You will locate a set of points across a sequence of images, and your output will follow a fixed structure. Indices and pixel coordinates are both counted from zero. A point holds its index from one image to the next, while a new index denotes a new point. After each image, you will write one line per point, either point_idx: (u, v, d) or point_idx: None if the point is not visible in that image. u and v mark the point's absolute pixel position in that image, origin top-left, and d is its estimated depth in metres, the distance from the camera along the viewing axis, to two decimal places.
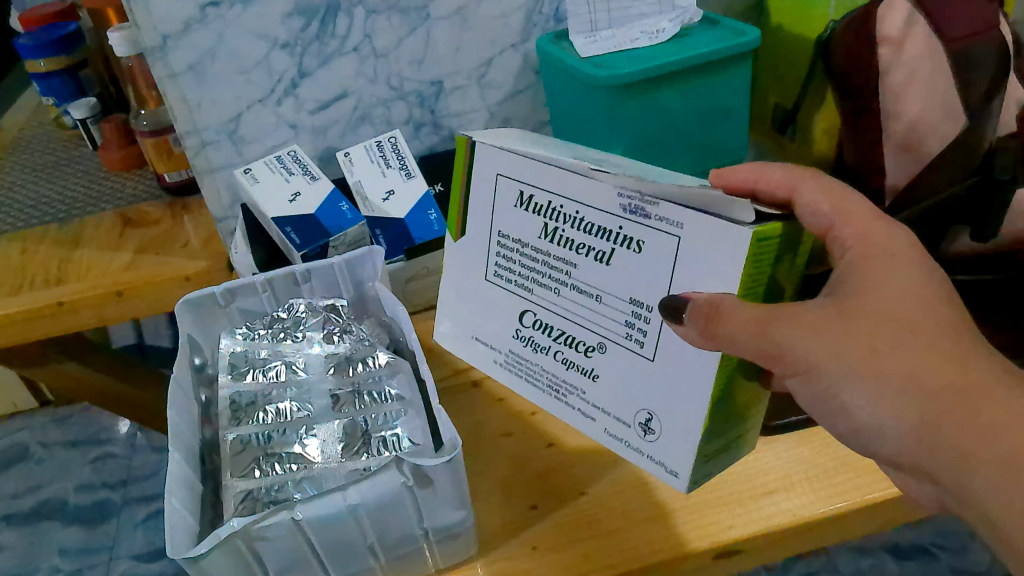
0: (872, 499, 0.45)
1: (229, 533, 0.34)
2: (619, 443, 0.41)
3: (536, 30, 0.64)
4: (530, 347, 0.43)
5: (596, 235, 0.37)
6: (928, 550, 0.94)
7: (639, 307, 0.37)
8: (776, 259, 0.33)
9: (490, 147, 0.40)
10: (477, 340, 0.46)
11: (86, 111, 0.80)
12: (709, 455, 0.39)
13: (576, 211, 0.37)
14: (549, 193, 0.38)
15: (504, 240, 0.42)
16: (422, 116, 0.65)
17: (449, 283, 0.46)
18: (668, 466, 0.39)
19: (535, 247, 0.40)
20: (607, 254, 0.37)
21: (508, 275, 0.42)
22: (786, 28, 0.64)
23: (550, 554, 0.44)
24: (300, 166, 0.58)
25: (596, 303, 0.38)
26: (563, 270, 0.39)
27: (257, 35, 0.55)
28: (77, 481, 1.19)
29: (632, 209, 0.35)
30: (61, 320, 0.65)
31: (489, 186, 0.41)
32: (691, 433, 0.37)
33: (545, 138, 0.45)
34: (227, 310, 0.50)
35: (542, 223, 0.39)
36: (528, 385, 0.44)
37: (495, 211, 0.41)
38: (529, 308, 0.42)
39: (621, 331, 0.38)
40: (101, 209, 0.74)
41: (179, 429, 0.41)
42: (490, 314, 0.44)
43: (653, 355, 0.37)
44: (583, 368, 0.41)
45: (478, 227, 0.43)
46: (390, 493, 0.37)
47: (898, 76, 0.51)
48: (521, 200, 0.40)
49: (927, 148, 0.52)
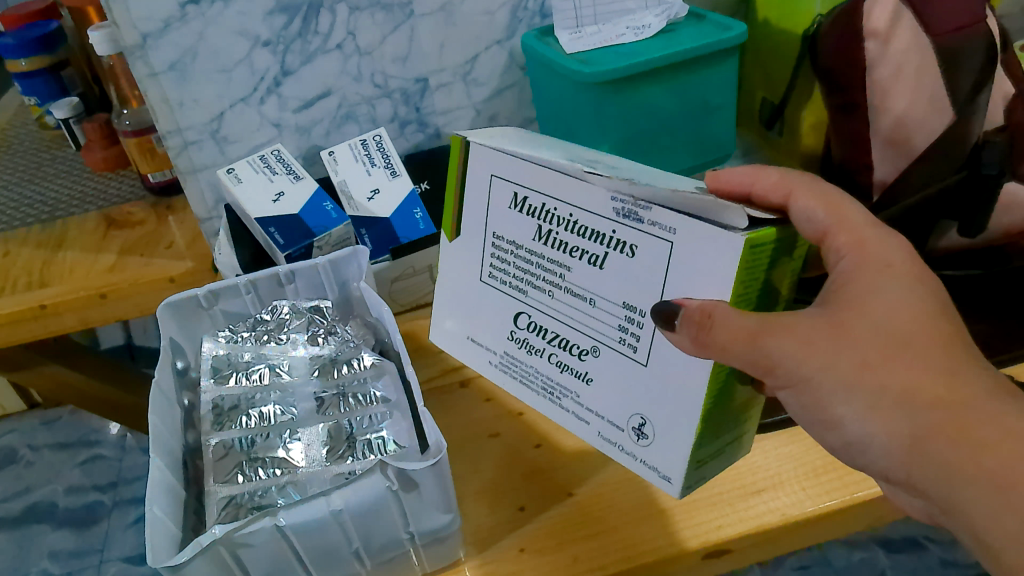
0: (861, 497, 0.45)
1: (211, 541, 0.34)
2: (612, 446, 0.40)
3: (522, 26, 0.63)
4: (524, 349, 0.42)
5: (590, 239, 0.36)
6: (918, 542, 0.94)
7: (632, 312, 0.36)
8: (769, 265, 0.33)
9: (485, 147, 0.39)
10: (471, 341, 0.45)
11: (68, 110, 0.79)
12: (704, 459, 0.39)
13: (570, 214, 0.37)
14: (543, 195, 0.38)
15: (498, 242, 0.41)
16: (407, 114, 0.65)
17: (440, 282, 0.46)
18: (661, 472, 0.38)
19: (529, 249, 0.40)
20: (600, 258, 0.36)
21: (503, 276, 0.42)
22: (773, 22, 0.64)
23: (538, 556, 0.44)
24: (284, 165, 0.57)
25: (590, 307, 0.38)
26: (557, 273, 0.39)
27: (238, 33, 0.55)
28: (66, 485, 1.17)
29: (625, 214, 0.34)
30: (45, 323, 0.64)
31: (484, 187, 0.41)
32: (683, 440, 0.37)
33: (538, 136, 0.45)
34: (210, 311, 0.50)
35: (536, 225, 0.39)
36: (523, 387, 0.43)
37: (491, 212, 0.41)
38: (522, 310, 0.42)
39: (614, 335, 0.38)
40: (84, 209, 0.73)
41: (159, 434, 0.40)
42: (485, 316, 0.44)
43: (646, 361, 0.37)
44: (577, 372, 0.40)
45: (473, 227, 0.42)
46: (374, 497, 0.37)
47: (886, 70, 0.51)
48: (516, 202, 0.39)
49: (914, 144, 0.52)
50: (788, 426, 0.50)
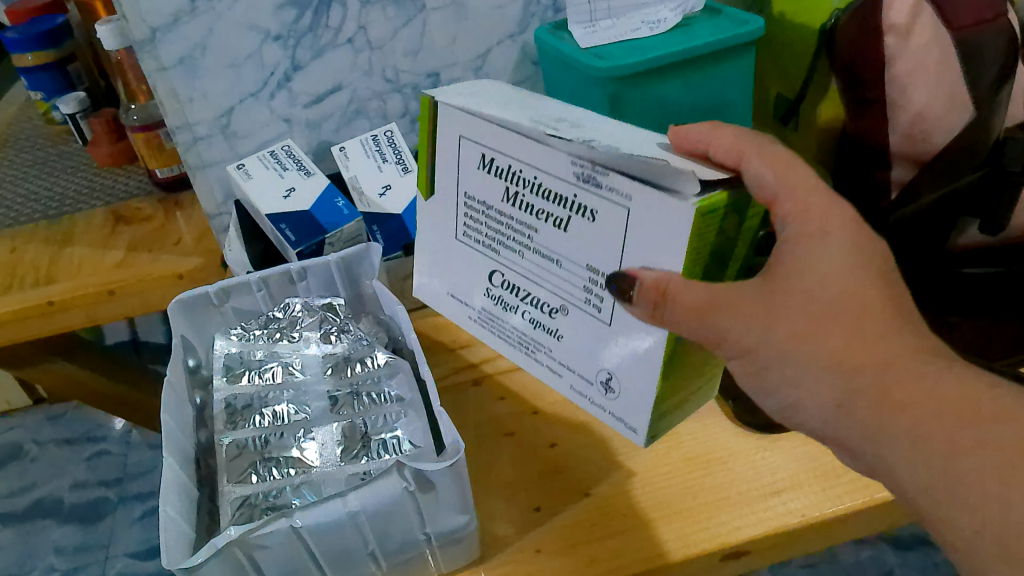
0: (883, 499, 0.45)
1: (226, 542, 0.33)
2: (584, 399, 0.41)
3: (534, 20, 0.62)
4: (499, 307, 0.42)
5: (554, 203, 0.36)
6: (927, 540, 0.94)
7: (595, 274, 0.36)
8: (720, 231, 0.33)
9: (451, 106, 0.38)
10: (450, 297, 0.45)
11: (75, 105, 0.78)
12: (668, 413, 0.40)
13: (534, 177, 0.36)
14: (509, 157, 0.37)
15: (470, 202, 0.41)
16: (418, 109, 0.64)
17: (418, 252, 0.46)
18: (628, 423, 0.39)
19: (498, 211, 0.39)
20: (564, 221, 0.36)
21: (475, 236, 0.41)
22: (789, 17, 0.63)
23: (555, 557, 0.43)
24: (294, 161, 0.56)
25: (557, 267, 0.38)
26: (525, 235, 0.38)
27: (248, 27, 0.54)
28: (71, 480, 1.17)
29: (584, 178, 0.34)
30: (52, 320, 0.64)
31: (452, 148, 0.40)
32: (645, 398, 0.37)
33: (517, 91, 0.43)
34: (221, 309, 0.49)
35: (503, 187, 0.38)
36: (501, 342, 0.44)
37: (460, 173, 0.40)
38: (495, 269, 0.41)
39: (580, 296, 0.38)
40: (91, 205, 0.73)
41: (172, 433, 0.40)
42: (461, 274, 0.44)
43: (611, 320, 0.37)
44: (548, 327, 0.40)
45: (446, 189, 0.42)
46: (391, 499, 0.36)
47: (906, 65, 0.50)
48: (484, 163, 0.39)
49: (933, 140, 0.51)
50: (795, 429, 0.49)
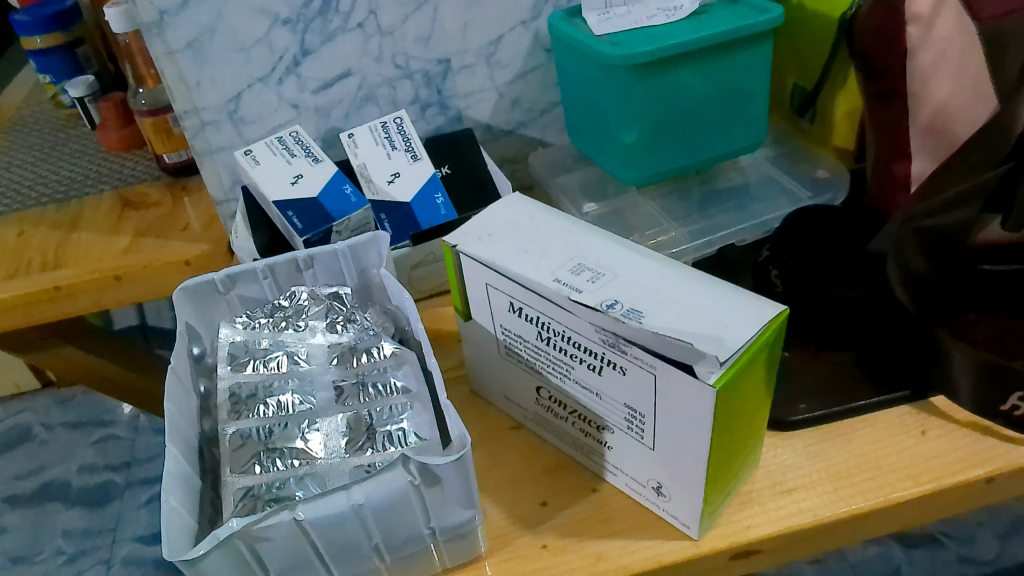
0: (896, 499, 0.44)
1: (228, 534, 0.33)
2: (636, 496, 0.44)
3: (548, 7, 0.61)
4: (551, 414, 0.46)
5: (586, 352, 0.40)
6: (935, 538, 0.93)
7: (633, 411, 0.40)
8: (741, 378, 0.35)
9: (472, 260, 0.42)
10: (506, 399, 0.50)
11: (84, 89, 0.77)
12: (717, 508, 0.42)
13: (565, 331, 0.40)
14: (537, 309, 0.41)
15: (507, 332, 0.45)
16: (429, 96, 0.63)
17: (469, 352, 0.50)
18: (681, 519, 0.42)
19: (536, 346, 0.43)
20: (598, 367, 0.40)
21: (518, 356, 0.45)
22: (808, 5, 0.61)
23: (562, 554, 0.42)
24: (302, 147, 0.55)
25: (598, 399, 0.41)
26: (565, 368, 0.42)
27: (258, 11, 0.53)
28: (79, 464, 1.18)
29: (610, 344, 0.38)
30: (59, 305, 0.64)
31: (482, 293, 0.44)
32: (692, 508, 0.41)
33: (540, 204, 0.45)
34: (227, 296, 0.48)
35: (535, 329, 0.42)
36: (555, 438, 0.48)
37: (494, 313, 0.44)
38: (542, 385, 0.45)
39: (623, 422, 0.41)
40: (100, 189, 0.72)
41: (176, 422, 0.39)
42: (512, 380, 0.48)
43: (653, 445, 0.40)
44: (598, 438, 0.44)
45: (480, 315, 0.46)
46: (395, 493, 0.36)
47: (928, 55, 0.49)
48: (513, 308, 0.42)
49: (955, 131, 0.49)
50: (898, 404, 0.49)
